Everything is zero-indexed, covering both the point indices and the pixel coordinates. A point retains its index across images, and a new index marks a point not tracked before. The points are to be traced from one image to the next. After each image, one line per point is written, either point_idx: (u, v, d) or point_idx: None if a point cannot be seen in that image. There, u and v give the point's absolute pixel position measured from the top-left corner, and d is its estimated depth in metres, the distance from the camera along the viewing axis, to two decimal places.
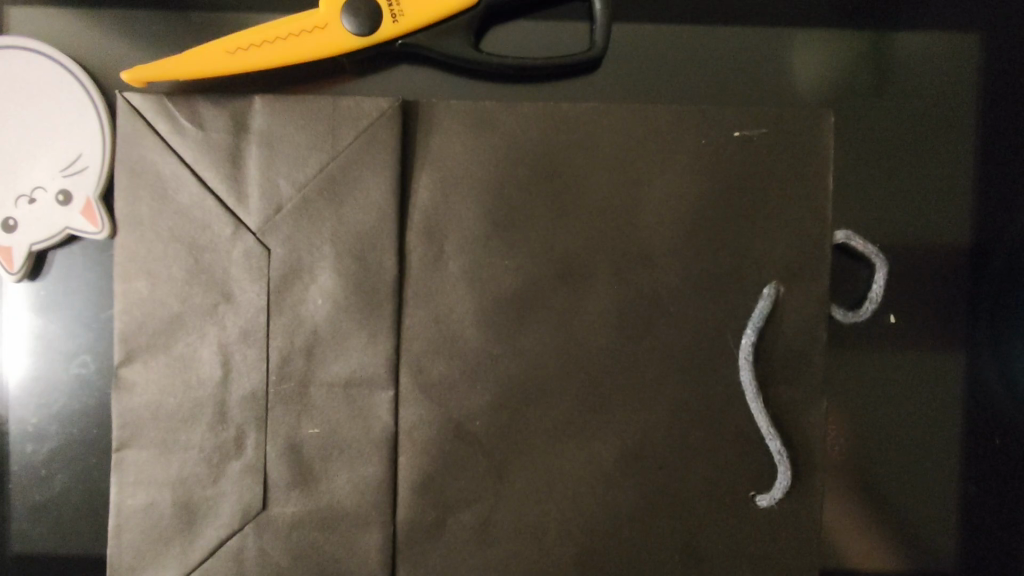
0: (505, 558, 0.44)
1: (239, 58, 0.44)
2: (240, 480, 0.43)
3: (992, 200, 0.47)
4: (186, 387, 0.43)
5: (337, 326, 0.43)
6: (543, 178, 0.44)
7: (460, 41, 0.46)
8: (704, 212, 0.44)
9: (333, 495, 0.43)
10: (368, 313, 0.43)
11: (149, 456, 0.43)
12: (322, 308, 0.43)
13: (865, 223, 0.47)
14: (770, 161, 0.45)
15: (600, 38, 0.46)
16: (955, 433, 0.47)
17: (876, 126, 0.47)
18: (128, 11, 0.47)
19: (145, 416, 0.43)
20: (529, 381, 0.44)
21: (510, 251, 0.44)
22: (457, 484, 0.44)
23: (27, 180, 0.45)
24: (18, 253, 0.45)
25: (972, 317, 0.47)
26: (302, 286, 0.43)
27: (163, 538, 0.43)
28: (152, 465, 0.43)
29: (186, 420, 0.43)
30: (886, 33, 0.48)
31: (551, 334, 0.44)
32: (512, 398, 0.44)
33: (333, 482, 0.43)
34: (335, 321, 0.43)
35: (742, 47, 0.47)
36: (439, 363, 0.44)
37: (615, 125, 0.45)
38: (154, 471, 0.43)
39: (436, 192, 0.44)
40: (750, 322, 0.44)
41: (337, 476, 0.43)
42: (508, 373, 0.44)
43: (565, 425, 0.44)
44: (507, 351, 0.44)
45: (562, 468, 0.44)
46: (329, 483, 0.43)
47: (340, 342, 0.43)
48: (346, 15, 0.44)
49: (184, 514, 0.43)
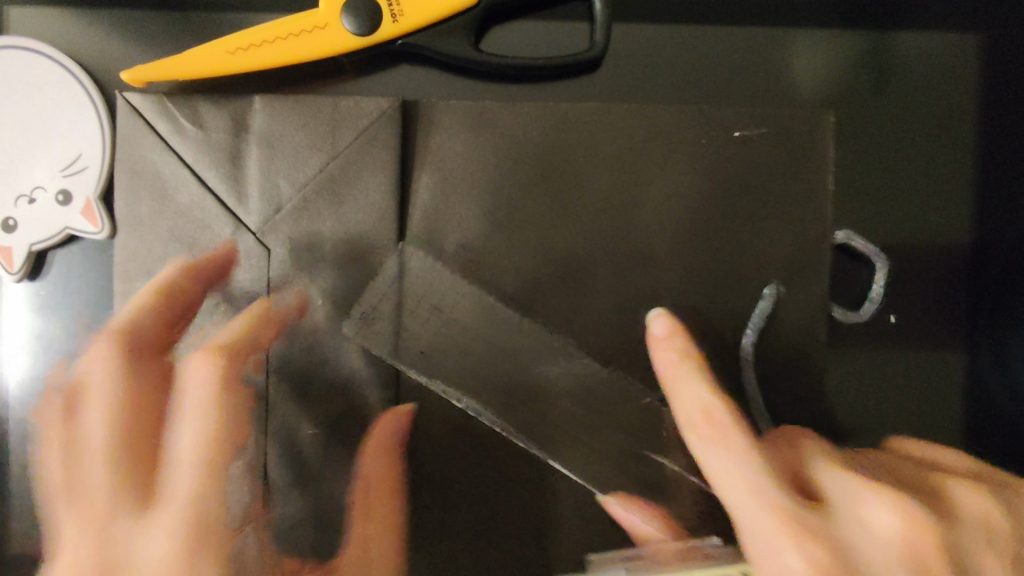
0: (506, 558, 0.44)
1: (240, 58, 0.44)
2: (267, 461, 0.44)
3: (992, 201, 0.47)
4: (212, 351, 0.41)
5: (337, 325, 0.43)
6: (541, 178, 0.45)
7: (460, 41, 0.46)
8: (703, 211, 0.45)
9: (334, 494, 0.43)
10: (366, 317, 0.43)
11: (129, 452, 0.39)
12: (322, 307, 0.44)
13: (866, 223, 0.47)
14: (768, 161, 0.45)
15: (600, 38, 0.46)
16: (956, 433, 0.47)
17: (876, 126, 0.47)
18: (128, 12, 0.47)
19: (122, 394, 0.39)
20: (529, 381, 0.44)
21: (509, 251, 0.44)
22: (458, 484, 0.44)
23: (27, 179, 0.45)
24: (18, 253, 0.45)
25: (972, 316, 0.47)
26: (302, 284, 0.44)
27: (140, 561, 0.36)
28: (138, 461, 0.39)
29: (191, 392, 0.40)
30: (886, 35, 0.48)
31: (551, 335, 0.44)
32: (510, 399, 0.44)
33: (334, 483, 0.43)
34: (334, 320, 0.43)
35: (742, 48, 0.47)
36: (437, 364, 0.44)
37: (613, 126, 0.45)
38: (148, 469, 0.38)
39: (436, 192, 0.44)
40: (750, 321, 0.44)
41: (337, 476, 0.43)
42: (506, 374, 0.44)
43: (563, 426, 0.44)
44: (506, 352, 0.44)
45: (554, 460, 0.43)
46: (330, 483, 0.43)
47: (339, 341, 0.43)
48: (346, 15, 0.45)
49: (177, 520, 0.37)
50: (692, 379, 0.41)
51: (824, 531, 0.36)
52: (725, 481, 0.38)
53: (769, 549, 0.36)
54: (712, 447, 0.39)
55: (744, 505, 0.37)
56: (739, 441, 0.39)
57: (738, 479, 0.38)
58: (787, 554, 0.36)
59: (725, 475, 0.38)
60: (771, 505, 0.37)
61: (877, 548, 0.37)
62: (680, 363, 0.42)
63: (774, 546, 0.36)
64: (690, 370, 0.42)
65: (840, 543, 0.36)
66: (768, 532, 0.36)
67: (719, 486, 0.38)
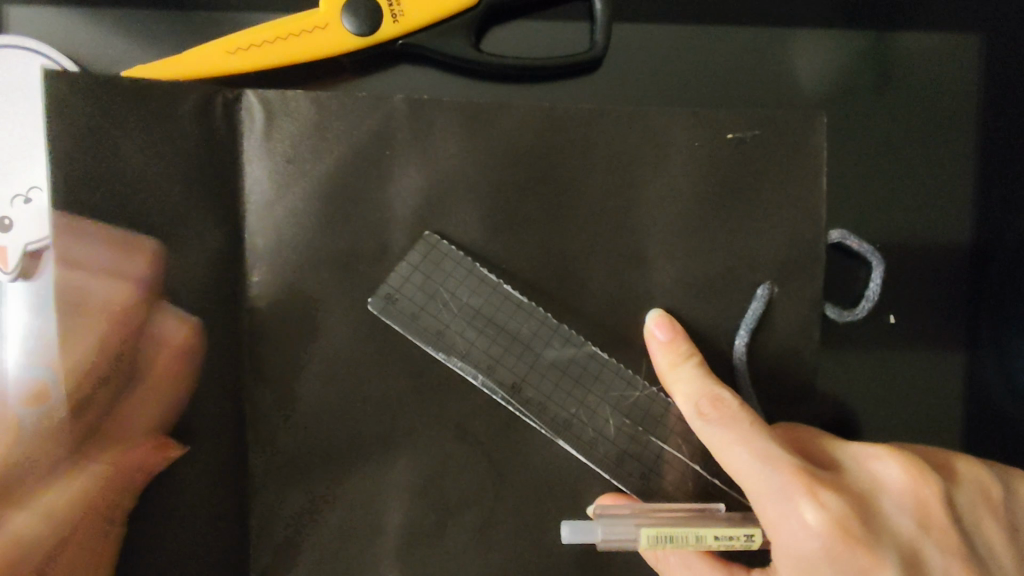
0: (505, 558, 0.43)
1: (239, 59, 0.44)
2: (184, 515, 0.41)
3: (991, 200, 0.47)
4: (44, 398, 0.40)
5: (343, 319, 0.44)
6: (540, 178, 0.45)
7: (459, 41, 0.46)
8: (701, 211, 0.45)
9: (334, 492, 0.43)
10: (383, 299, 0.44)
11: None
12: (327, 301, 0.44)
13: (865, 223, 0.47)
14: (768, 161, 0.45)
15: (600, 38, 0.46)
16: (958, 434, 0.46)
17: (875, 126, 0.47)
18: (128, 11, 0.47)
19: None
20: (544, 367, 0.44)
21: (508, 249, 0.45)
22: (457, 484, 0.43)
23: (25, 180, 0.45)
24: (12, 252, 0.45)
25: (972, 316, 0.47)
26: (308, 280, 0.44)
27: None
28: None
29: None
30: (886, 34, 0.47)
31: (559, 325, 0.44)
32: (525, 383, 0.43)
33: (335, 481, 0.43)
34: (342, 313, 0.44)
35: (741, 48, 0.47)
36: (451, 353, 0.43)
37: (611, 127, 0.45)
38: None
39: (435, 191, 0.45)
40: (744, 322, 0.44)
41: (338, 476, 0.43)
42: (522, 360, 0.44)
43: (576, 416, 0.43)
44: (525, 337, 0.44)
45: (569, 445, 0.43)
46: (331, 483, 0.43)
47: (347, 336, 0.43)
48: (346, 15, 0.45)
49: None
50: (687, 367, 0.41)
51: (837, 483, 0.36)
52: (730, 451, 0.36)
53: (783, 507, 0.35)
54: (715, 424, 0.37)
55: (751, 471, 0.36)
56: (734, 413, 0.37)
57: (742, 447, 0.36)
58: (801, 509, 0.34)
59: (730, 445, 0.37)
60: (779, 463, 0.35)
61: (896, 502, 0.36)
62: (683, 360, 0.41)
63: (786, 503, 0.35)
64: (685, 362, 0.41)
65: (860, 496, 0.36)
66: (778, 490, 0.35)
67: (726, 458, 0.37)
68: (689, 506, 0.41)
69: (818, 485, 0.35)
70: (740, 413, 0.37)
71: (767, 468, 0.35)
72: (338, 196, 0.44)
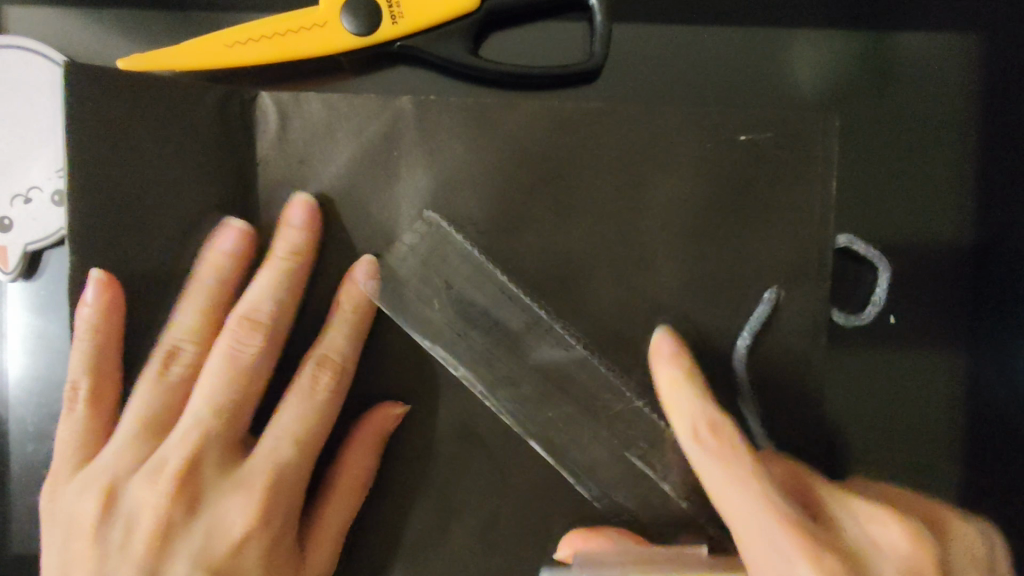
0: (506, 556, 0.44)
1: (239, 52, 0.44)
2: (387, 419, 0.44)
3: (993, 201, 0.47)
4: (246, 335, 0.44)
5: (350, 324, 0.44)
6: (541, 180, 0.45)
7: (458, 45, 0.46)
8: (703, 214, 0.45)
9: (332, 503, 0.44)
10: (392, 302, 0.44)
11: (79, 445, 0.43)
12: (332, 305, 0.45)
13: (867, 224, 0.47)
14: (770, 161, 0.45)
15: (599, 48, 0.46)
16: (955, 435, 0.47)
17: (877, 128, 0.47)
18: (127, 11, 0.46)
19: (86, 431, 0.43)
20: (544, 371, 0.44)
21: (510, 251, 0.45)
22: (459, 485, 0.44)
23: (24, 179, 0.45)
24: (12, 252, 0.45)
25: (973, 318, 0.47)
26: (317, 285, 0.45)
27: (118, 554, 0.41)
28: (146, 444, 0.43)
29: (215, 369, 0.43)
30: (887, 35, 0.47)
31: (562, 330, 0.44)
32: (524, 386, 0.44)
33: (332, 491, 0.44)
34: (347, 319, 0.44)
35: (742, 49, 0.47)
36: (450, 353, 0.44)
37: (614, 132, 0.45)
38: (130, 437, 0.43)
39: (437, 195, 0.45)
40: (747, 324, 0.45)
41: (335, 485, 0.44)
42: (519, 365, 0.44)
43: (574, 417, 0.44)
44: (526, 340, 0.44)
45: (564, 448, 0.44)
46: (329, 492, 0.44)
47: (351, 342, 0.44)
48: (346, 15, 0.44)
49: (204, 497, 0.42)
50: (684, 388, 0.41)
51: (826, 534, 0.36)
52: (719, 482, 0.38)
53: (767, 548, 0.36)
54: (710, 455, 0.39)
55: (738, 500, 0.37)
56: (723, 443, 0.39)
57: (733, 485, 0.37)
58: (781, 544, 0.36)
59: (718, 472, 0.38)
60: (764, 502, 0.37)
61: (885, 562, 0.37)
62: (686, 377, 0.42)
63: (770, 545, 0.36)
64: (683, 382, 0.41)
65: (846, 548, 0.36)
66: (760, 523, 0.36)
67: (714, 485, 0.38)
68: (667, 549, 0.41)
69: (804, 533, 0.36)
70: (733, 449, 0.38)
71: (751, 500, 0.37)
72: (342, 201, 0.45)
